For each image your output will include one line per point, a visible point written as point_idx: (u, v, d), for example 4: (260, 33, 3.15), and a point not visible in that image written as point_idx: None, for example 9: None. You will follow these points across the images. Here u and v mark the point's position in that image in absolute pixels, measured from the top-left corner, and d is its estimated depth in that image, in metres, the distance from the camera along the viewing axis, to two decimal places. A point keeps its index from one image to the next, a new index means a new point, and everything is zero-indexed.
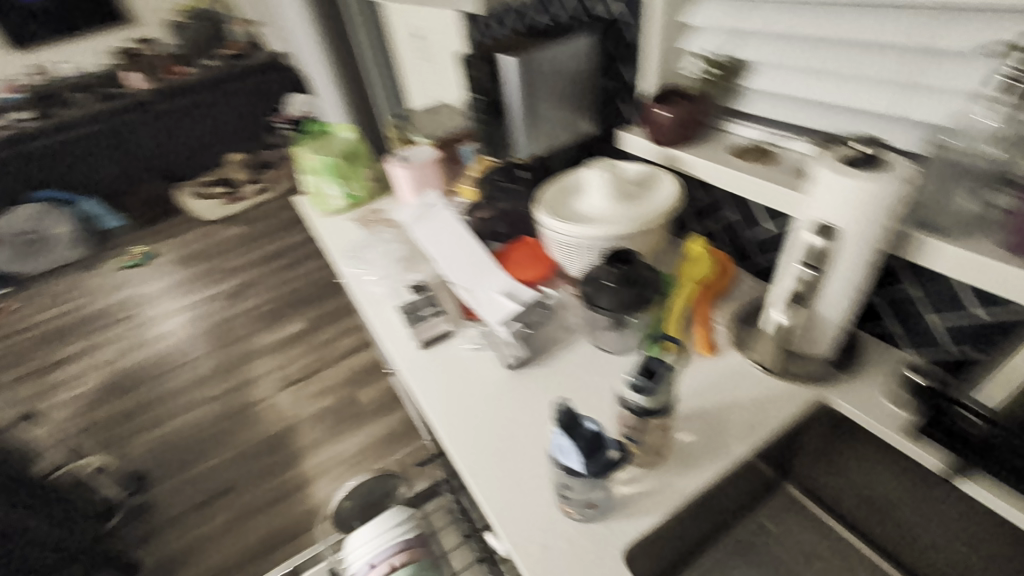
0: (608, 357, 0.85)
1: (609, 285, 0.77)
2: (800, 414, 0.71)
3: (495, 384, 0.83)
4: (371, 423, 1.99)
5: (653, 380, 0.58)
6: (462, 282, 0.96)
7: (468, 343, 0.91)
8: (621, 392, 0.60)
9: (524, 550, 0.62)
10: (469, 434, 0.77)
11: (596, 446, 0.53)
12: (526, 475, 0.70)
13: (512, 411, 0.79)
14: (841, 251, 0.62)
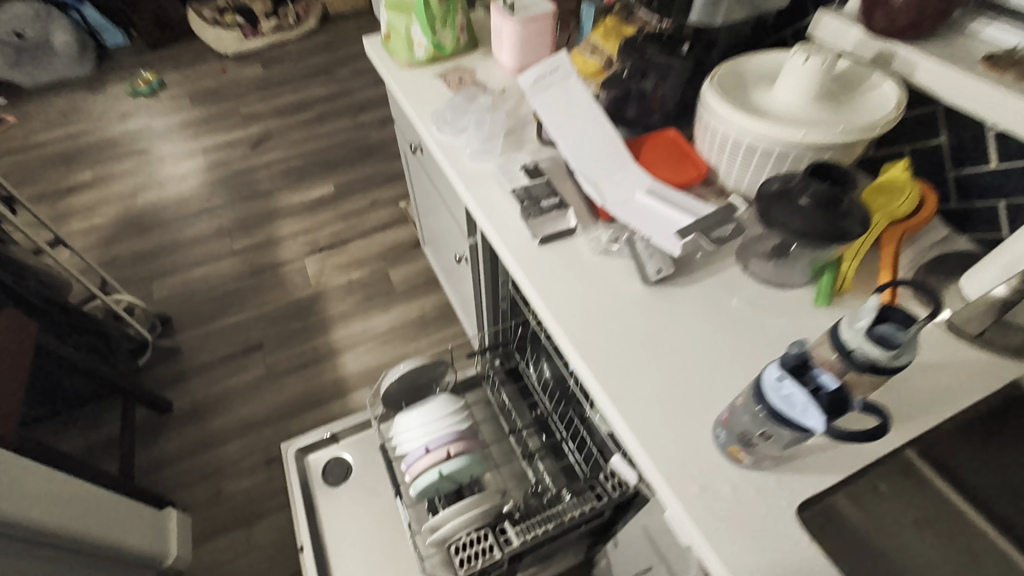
0: (757, 288, 0.76)
1: (804, 204, 0.65)
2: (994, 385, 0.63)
3: (630, 303, 0.75)
4: (403, 303, 1.90)
5: (906, 337, 0.48)
6: (594, 177, 0.83)
7: (594, 248, 0.79)
8: (854, 344, 0.48)
9: (684, 487, 0.58)
10: (606, 354, 0.70)
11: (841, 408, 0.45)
12: (677, 411, 0.64)
13: (652, 337, 0.71)
14: None
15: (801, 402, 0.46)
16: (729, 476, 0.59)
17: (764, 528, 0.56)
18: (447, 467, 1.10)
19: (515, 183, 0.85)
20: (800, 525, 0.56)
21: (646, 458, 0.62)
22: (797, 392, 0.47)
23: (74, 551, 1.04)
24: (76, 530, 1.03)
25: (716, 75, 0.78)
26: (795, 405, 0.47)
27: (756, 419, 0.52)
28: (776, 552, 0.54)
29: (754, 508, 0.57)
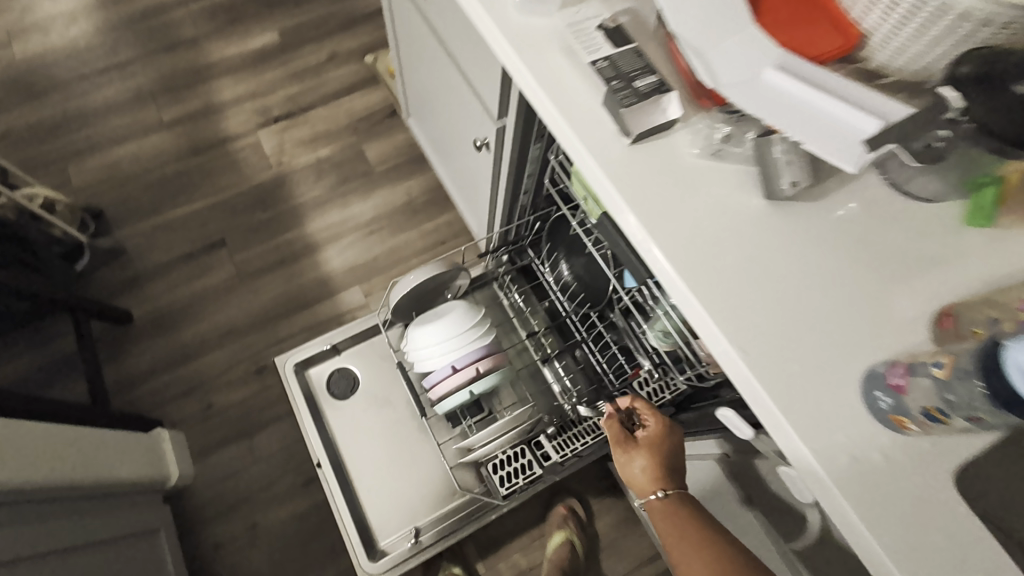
0: (896, 201, 0.62)
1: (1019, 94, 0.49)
2: None
3: (749, 224, 0.59)
4: (385, 187, 1.63)
5: None
6: (702, 47, 0.60)
7: (703, 149, 0.61)
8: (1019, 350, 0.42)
9: (829, 454, 0.51)
10: (727, 292, 0.57)
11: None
12: (817, 362, 0.54)
13: (780, 269, 0.58)
14: None
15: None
16: (877, 439, 0.51)
17: (915, 495, 0.50)
18: (478, 386, 1.02)
19: (593, 52, 0.62)
20: (955, 489, 0.50)
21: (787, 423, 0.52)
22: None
23: (55, 498, 0.93)
24: (51, 479, 0.90)
25: None
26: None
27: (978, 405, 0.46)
28: (927, 521, 0.49)
29: (903, 472, 0.50)
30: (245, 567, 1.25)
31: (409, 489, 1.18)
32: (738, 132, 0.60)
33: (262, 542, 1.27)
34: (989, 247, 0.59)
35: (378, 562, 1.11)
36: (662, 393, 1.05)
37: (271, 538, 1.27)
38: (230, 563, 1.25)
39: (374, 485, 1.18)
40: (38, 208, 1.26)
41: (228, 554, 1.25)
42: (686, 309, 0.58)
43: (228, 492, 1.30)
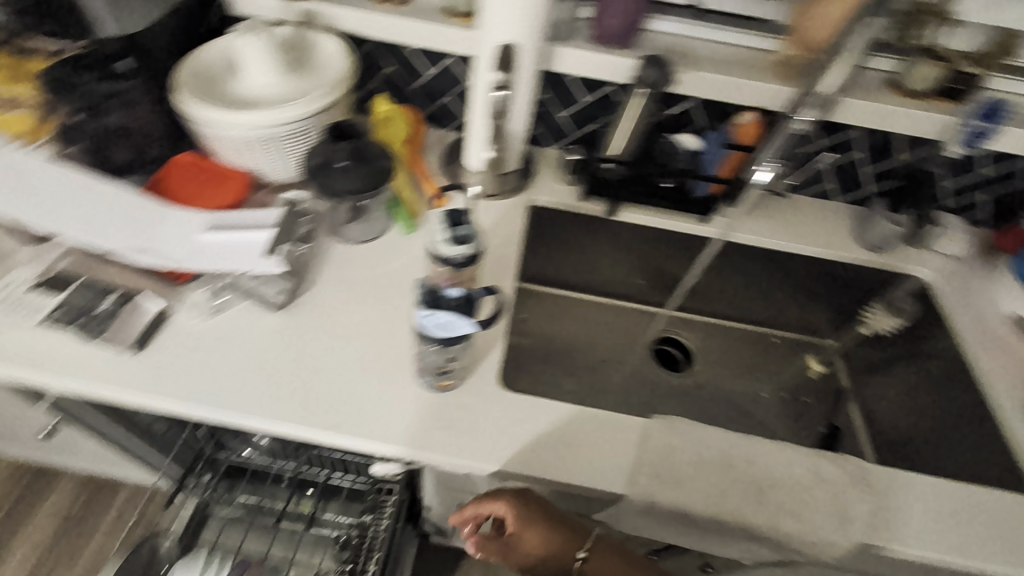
0: (363, 248, 0.83)
1: (345, 166, 0.75)
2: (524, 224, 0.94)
3: (276, 334, 0.72)
4: (17, 537, 1.29)
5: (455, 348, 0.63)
6: (135, 246, 0.71)
7: (203, 314, 0.71)
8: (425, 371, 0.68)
9: (422, 441, 0.66)
10: (290, 396, 0.67)
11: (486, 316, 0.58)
12: (380, 389, 0.69)
13: (319, 345, 0.72)
14: (518, 92, 0.81)
15: (468, 306, 0.57)
16: (439, 403, 0.69)
17: (480, 415, 0.68)
18: None
19: (39, 311, 0.66)
20: (501, 392, 0.71)
21: (390, 445, 0.65)
22: (449, 314, 0.56)
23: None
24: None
25: (174, 82, 0.76)
26: (468, 308, 0.57)
27: (438, 351, 0.61)
28: (495, 423, 0.68)
29: (470, 410, 0.69)
30: None
31: None
32: (214, 283, 0.72)
33: None
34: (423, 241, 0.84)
35: None
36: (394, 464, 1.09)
37: None
38: None
39: None
40: None
41: None
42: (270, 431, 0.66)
43: None
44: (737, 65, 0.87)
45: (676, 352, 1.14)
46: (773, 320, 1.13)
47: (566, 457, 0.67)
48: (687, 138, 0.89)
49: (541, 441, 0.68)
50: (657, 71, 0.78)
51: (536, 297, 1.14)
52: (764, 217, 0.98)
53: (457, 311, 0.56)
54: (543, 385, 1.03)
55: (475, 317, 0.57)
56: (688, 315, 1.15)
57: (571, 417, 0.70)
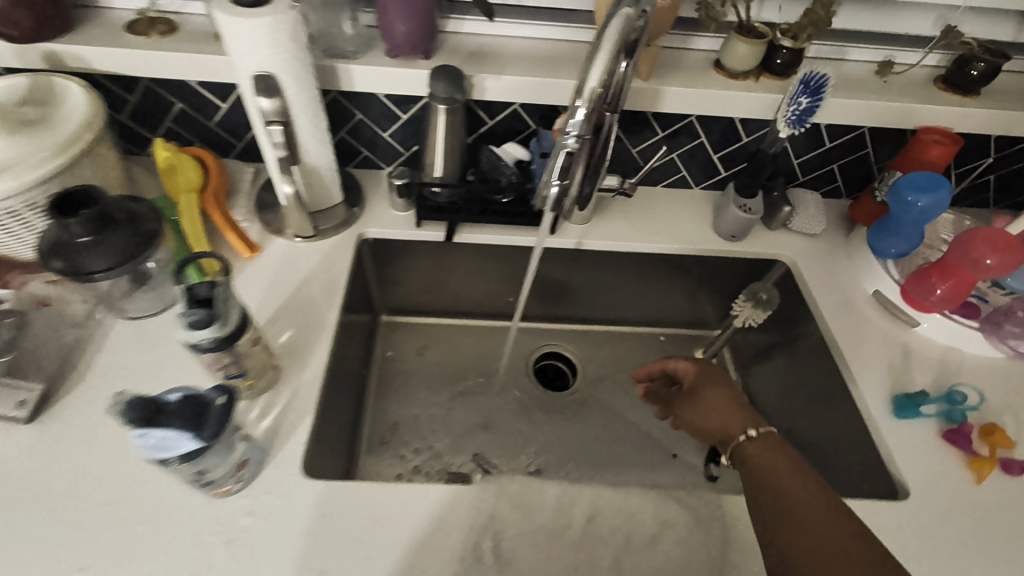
0: (151, 323, 0.73)
1: (86, 241, 0.63)
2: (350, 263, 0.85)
3: (23, 452, 0.60)
4: None
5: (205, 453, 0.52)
6: None
7: None
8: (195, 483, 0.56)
9: (197, 561, 0.55)
10: (32, 530, 0.56)
11: (223, 418, 0.49)
12: (148, 503, 0.58)
13: (75, 461, 0.60)
14: (300, 122, 0.71)
15: (196, 413, 0.48)
16: (222, 509, 0.58)
17: (272, 515, 0.59)
18: None
19: None
20: (302, 480, 0.61)
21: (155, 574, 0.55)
22: (169, 427, 0.46)
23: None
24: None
25: None
26: (195, 416, 0.48)
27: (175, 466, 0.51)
28: (290, 522, 0.59)
29: (260, 510, 0.59)
30: None
31: None
32: None
33: None
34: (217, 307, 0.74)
35: None
36: None
37: None
38: None
39: None
40: None
41: None
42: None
43: None
44: (547, 61, 0.80)
45: (561, 364, 1.07)
46: (656, 318, 1.07)
47: (378, 551, 0.58)
48: (511, 150, 0.82)
49: (345, 536, 0.58)
50: (446, 85, 0.70)
51: (402, 327, 1.06)
52: (615, 217, 0.92)
53: (179, 421, 0.46)
54: (412, 429, 0.94)
55: (206, 423, 0.48)
56: (568, 323, 1.09)
57: (385, 497, 0.61)
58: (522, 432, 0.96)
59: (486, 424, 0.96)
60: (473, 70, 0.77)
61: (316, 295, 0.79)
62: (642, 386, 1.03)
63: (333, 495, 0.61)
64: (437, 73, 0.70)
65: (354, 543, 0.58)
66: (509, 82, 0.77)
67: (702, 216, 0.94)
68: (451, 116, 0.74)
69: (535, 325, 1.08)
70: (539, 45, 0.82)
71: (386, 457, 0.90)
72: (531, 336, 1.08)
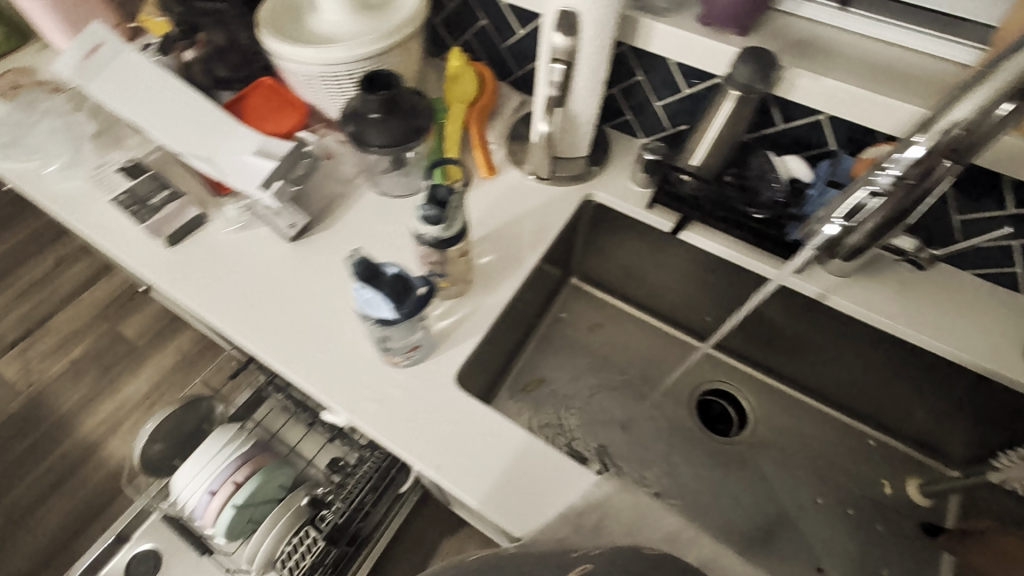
0: (395, 202, 0.82)
1: (376, 118, 0.72)
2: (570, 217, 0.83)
3: (280, 263, 0.76)
4: (152, 356, 1.62)
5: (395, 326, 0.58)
6: (194, 151, 0.78)
7: (230, 227, 0.77)
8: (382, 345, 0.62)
9: (358, 405, 0.64)
10: (268, 322, 0.71)
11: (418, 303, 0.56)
12: (343, 343, 0.69)
13: (308, 288, 0.74)
14: (581, 67, 0.70)
15: (404, 291, 0.55)
16: (390, 377, 0.67)
17: (421, 402, 0.65)
18: (240, 498, 1.05)
19: (114, 191, 0.77)
20: (455, 386, 0.66)
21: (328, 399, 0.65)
22: (381, 292, 0.54)
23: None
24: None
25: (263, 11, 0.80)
26: (402, 293, 0.55)
27: (373, 329, 0.59)
28: (430, 414, 0.64)
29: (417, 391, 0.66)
30: None
31: None
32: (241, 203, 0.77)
33: None
34: None
35: None
36: None
37: None
38: None
39: None
40: None
41: None
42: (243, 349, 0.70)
43: None
44: (893, 76, 0.63)
45: (730, 410, 0.94)
46: (880, 419, 0.86)
47: (488, 480, 0.60)
48: (792, 166, 0.72)
49: (468, 450, 0.62)
50: (754, 72, 0.60)
51: (585, 297, 1.01)
52: (882, 287, 0.73)
53: (389, 291, 0.54)
54: (555, 393, 0.93)
55: (406, 303, 0.55)
56: (763, 373, 0.93)
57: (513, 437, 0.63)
58: (657, 454, 0.89)
59: (625, 428, 0.91)
60: (794, 62, 0.65)
61: (526, 234, 0.80)
62: (817, 480, 0.85)
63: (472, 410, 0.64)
64: (746, 54, 0.60)
65: (473, 460, 0.61)
66: (835, 90, 0.63)
67: (1017, 330, 0.70)
68: (742, 106, 0.65)
69: (722, 356, 0.96)
70: (890, 54, 0.66)
71: (521, 407, 0.91)
72: (710, 366, 0.96)
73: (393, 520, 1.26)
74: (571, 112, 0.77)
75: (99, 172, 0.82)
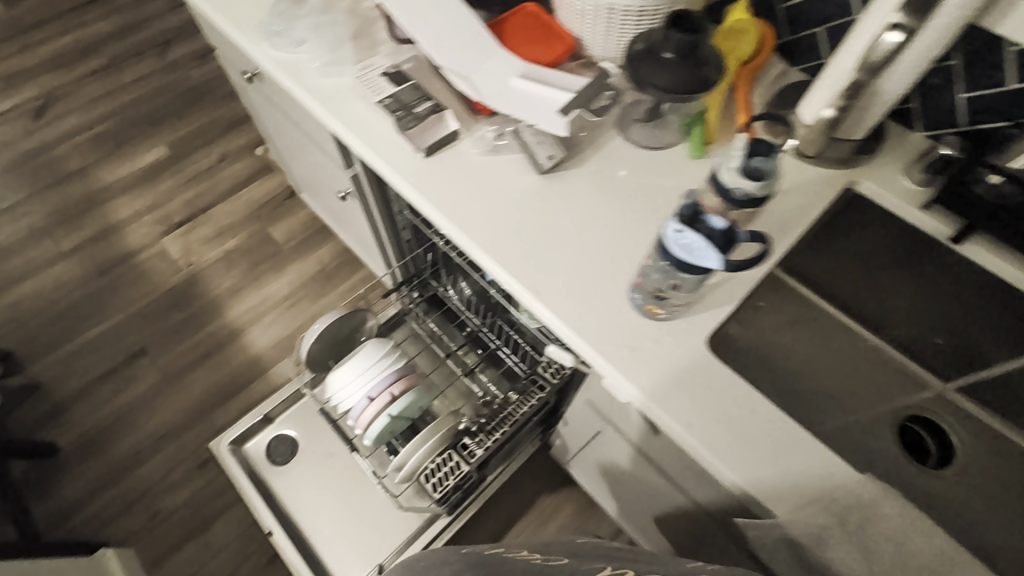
0: (644, 152, 0.79)
1: (670, 59, 0.68)
2: (829, 203, 0.77)
3: (529, 193, 0.75)
4: (297, 260, 1.71)
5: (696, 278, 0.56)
6: (458, 67, 0.77)
7: (482, 148, 0.77)
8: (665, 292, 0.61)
9: (611, 350, 0.64)
10: (519, 251, 0.71)
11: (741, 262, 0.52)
12: (595, 286, 0.68)
13: (556, 223, 0.73)
14: (918, 42, 0.63)
15: (727, 247, 0.51)
16: (642, 329, 0.65)
17: (673, 360, 0.64)
18: (395, 409, 1.11)
19: (379, 93, 0.78)
20: (709, 351, 0.64)
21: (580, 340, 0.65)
22: (709, 245, 0.51)
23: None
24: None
25: None
26: (725, 248, 0.51)
27: (671, 274, 0.57)
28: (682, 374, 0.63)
29: (670, 349, 0.64)
30: None
31: (367, 524, 1.24)
32: (497, 128, 0.77)
33: None
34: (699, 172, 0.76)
35: None
36: (561, 369, 1.15)
37: None
38: None
39: (331, 536, 1.22)
40: None
41: None
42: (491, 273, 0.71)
43: None
44: None
45: (940, 452, 0.75)
46: None
47: (742, 452, 0.59)
48: None
49: (722, 417, 0.61)
50: None
51: (792, 297, 0.82)
52: None
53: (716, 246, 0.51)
54: None
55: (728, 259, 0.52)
56: (1013, 431, 0.74)
57: (766, 413, 0.61)
58: None
59: None
60: None
61: (779, 212, 0.76)
62: None
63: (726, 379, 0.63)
64: None
65: (727, 428, 0.60)
66: None
67: None
68: None
69: (959, 399, 0.78)
70: None
71: None
72: (936, 405, 0.78)
73: (514, 459, 1.31)
74: (875, 90, 0.70)
75: (359, 72, 0.83)
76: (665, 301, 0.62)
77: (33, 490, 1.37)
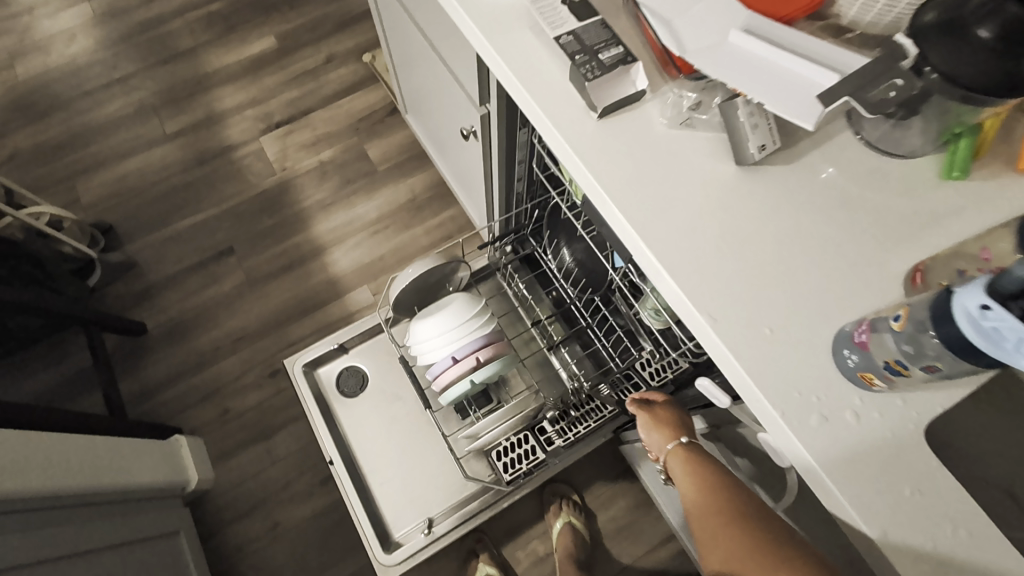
0: (875, 160, 0.61)
1: (982, 42, 0.45)
2: None
3: (720, 188, 0.59)
4: (389, 186, 1.63)
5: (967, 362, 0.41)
6: (662, 10, 0.60)
7: (672, 118, 0.61)
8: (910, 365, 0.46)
9: (799, 415, 0.51)
10: (699, 260, 0.56)
11: None
12: (790, 327, 0.53)
13: (749, 232, 0.57)
14: None
15: None
16: (843, 396, 0.51)
17: (877, 445, 0.50)
18: (478, 376, 1.03)
19: (558, 27, 0.62)
20: (926, 444, 0.50)
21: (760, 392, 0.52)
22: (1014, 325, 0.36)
23: (52, 506, 0.92)
24: (43, 488, 0.89)
25: None
26: None
27: (932, 347, 0.43)
28: (886, 467, 0.49)
29: (877, 429, 0.50)
30: (267, 566, 1.30)
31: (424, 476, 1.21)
32: (696, 96, 0.60)
33: (281, 540, 1.32)
34: (950, 200, 0.58)
35: (392, 554, 1.12)
36: (664, 373, 1.03)
37: (290, 538, 1.32)
38: (252, 562, 1.30)
39: (387, 481, 1.20)
40: (39, 225, 1.30)
41: (249, 554, 1.31)
42: (656, 279, 0.58)
43: (247, 494, 1.35)
44: None
45: None
46: None
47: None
48: None
49: (926, 533, 0.48)
50: None
51: None
52: None
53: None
54: None
55: None
56: None
57: (986, 544, 0.47)
58: None
59: None
60: None
61: None
62: None
63: (941, 485, 0.49)
64: None
65: (931, 549, 0.47)
66: None
67: None
68: None
69: None
70: None
71: None
72: None
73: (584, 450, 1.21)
74: None
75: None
76: (905, 377, 0.47)
77: (121, 363, 1.44)
